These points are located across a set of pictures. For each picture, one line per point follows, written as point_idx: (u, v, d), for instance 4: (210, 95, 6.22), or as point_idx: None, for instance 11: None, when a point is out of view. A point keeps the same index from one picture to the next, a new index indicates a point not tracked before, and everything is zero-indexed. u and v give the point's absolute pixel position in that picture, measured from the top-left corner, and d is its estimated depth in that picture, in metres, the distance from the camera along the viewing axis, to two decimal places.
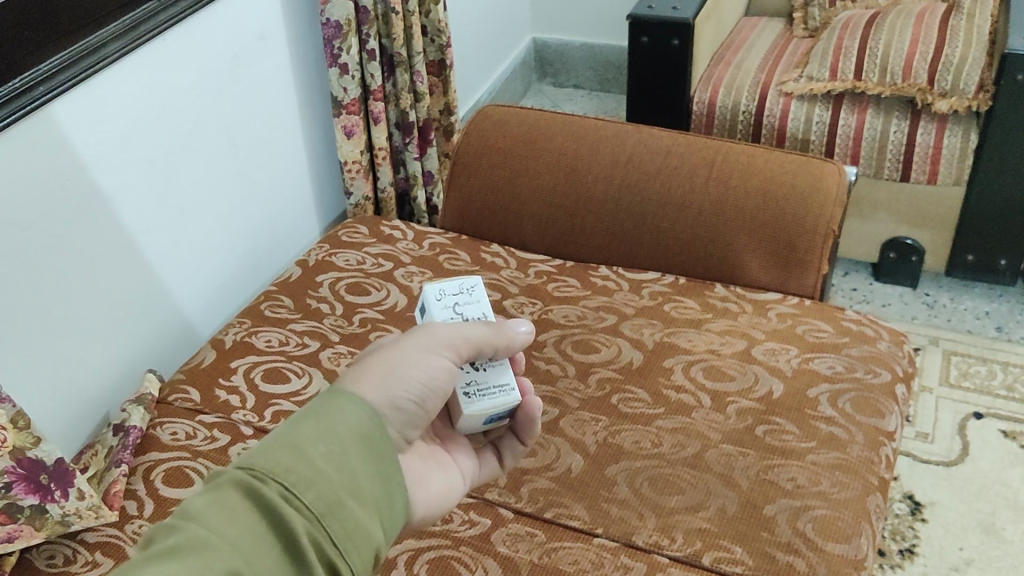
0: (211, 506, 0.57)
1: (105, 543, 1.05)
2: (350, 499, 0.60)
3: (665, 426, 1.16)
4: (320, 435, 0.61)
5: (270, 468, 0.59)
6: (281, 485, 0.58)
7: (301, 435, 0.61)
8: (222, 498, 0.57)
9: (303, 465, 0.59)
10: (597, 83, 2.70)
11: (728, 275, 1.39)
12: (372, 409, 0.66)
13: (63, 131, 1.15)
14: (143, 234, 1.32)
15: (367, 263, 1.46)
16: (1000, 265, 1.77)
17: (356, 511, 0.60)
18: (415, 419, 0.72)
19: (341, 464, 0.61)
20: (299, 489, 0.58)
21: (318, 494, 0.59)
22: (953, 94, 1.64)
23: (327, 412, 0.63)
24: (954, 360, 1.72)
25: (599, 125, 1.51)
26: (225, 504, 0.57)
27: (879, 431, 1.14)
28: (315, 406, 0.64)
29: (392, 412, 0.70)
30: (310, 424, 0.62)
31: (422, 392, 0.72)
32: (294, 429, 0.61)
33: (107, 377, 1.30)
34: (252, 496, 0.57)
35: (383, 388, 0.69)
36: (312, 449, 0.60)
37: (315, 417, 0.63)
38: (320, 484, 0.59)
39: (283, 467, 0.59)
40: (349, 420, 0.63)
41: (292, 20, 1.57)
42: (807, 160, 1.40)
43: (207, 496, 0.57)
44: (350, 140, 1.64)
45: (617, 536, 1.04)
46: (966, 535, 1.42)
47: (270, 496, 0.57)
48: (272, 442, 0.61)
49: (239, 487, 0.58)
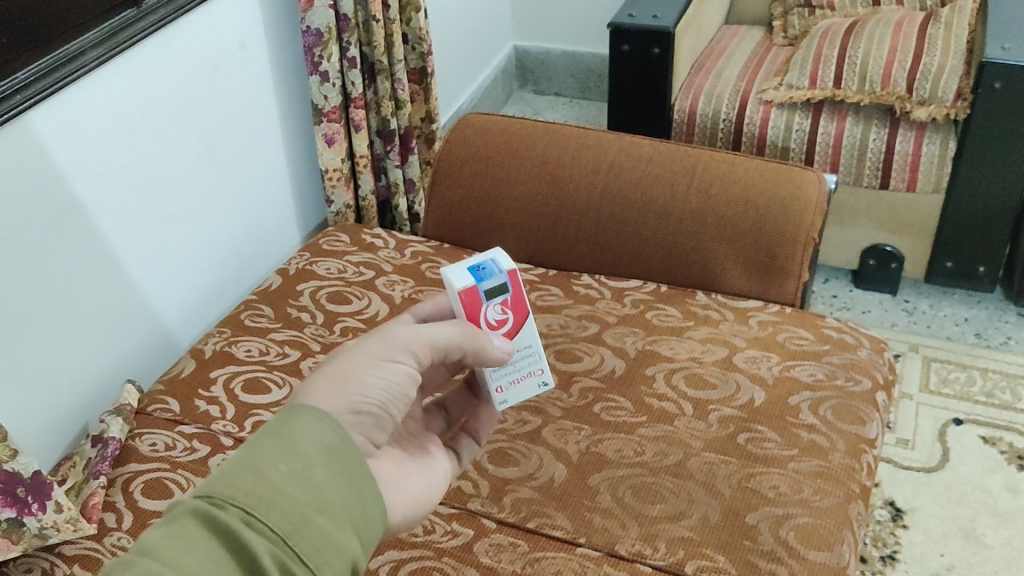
0: (170, 539, 0.56)
1: (83, 556, 1.04)
2: (316, 514, 0.59)
3: (647, 434, 1.16)
4: (280, 454, 0.61)
5: (230, 493, 0.58)
6: (240, 509, 0.57)
7: (261, 457, 0.60)
8: (181, 531, 0.56)
9: (264, 487, 0.59)
10: (578, 91, 2.71)
11: (708, 284, 1.40)
12: (334, 424, 0.65)
13: (42, 139, 1.14)
14: (122, 244, 1.31)
15: (348, 272, 1.45)
16: (978, 271, 1.80)
17: (323, 525, 0.59)
18: (381, 423, 0.71)
19: (305, 480, 0.60)
20: (260, 511, 0.57)
21: (282, 513, 0.58)
22: (932, 102, 1.66)
23: (288, 431, 0.63)
24: (933, 367, 1.73)
25: (580, 134, 1.51)
26: (185, 536, 0.56)
27: (860, 439, 1.15)
28: (278, 424, 0.64)
29: (354, 419, 0.69)
30: (270, 446, 0.61)
31: (383, 398, 0.71)
32: (254, 451, 0.61)
33: (86, 387, 1.29)
34: (210, 524, 0.57)
35: (341, 394, 0.68)
36: (271, 469, 0.60)
37: (273, 436, 0.62)
38: (283, 503, 0.58)
39: (242, 491, 0.58)
40: (311, 437, 0.63)
41: (272, 28, 1.56)
42: (788, 168, 1.40)
43: (166, 529, 0.57)
44: (331, 147, 1.63)
45: (599, 545, 1.03)
46: (947, 541, 1.42)
47: (231, 521, 0.57)
48: (232, 467, 0.60)
49: (197, 516, 0.57)
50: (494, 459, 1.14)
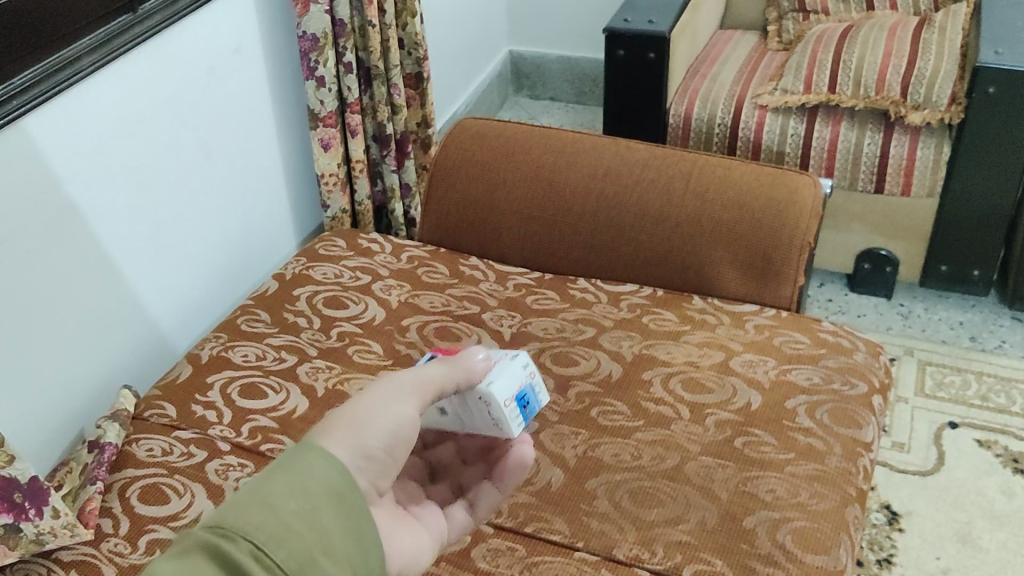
0: (179, 571, 0.56)
1: (80, 562, 1.03)
2: (322, 556, 0.60)
3: (644, 438, 1.16)
4: (290, 491, 0.61)
5: (242, 526, 0.58)
6: (249, 543, 0.58)
7: (272, 491, 0.61)
8: (191, 563, 0.56)
9: (274, 522, 0.59)
10: (574, 95, 2.71)
11: (704, 288, 1.40)
12: (342, 466, 0.66)
13: (39, 145, 1.14)
14: (118, 249, 1.31)
15: (344, 277, 1.45)
16: (973, 275, 1.81)
17: (327, 566, 0.59)
18: (387, 468, 0.72)
19: (313, 520, 0.60)
20: (269, 546, 0.58)
21: (290, 551, 0.58)
22: (926, 106, 1.66)
23: (299, 467, 0.63)
24: (928, 370, 1.73)
25: (576, 139, 1.52)
26: (195, 569, 0.56)
27: (856, 442, 1.15)
28: (288, 459, 0.64)
29: (363, 463, 0.70)
30: (281, 479, 0.62)
31: (391, 440, 0.72)
32: (266, 484, 0.61)
33: (81, 392, 1.28)
34: (218, 556, 0.57)
35: (350, 440, 0.70)
36: (283, 505, 0.60)
37: (283, 474, 0.62)
38: (291, 542, 0.59)
39: (253, 525, 0.59)
40: (320, 478, 0.63)
41: (268, 34, 1.56)
42: (784, 173, 1.41)
43: (177, 561, 0.56)
44: (327, 152, 1.62)
45: (597, 550, 1.03)
46: (942, 544, 1.43)
47: (237, 555, 0.57)
48: (242, 500, 0.61)
49: (207, 547, 0.57)
50: None
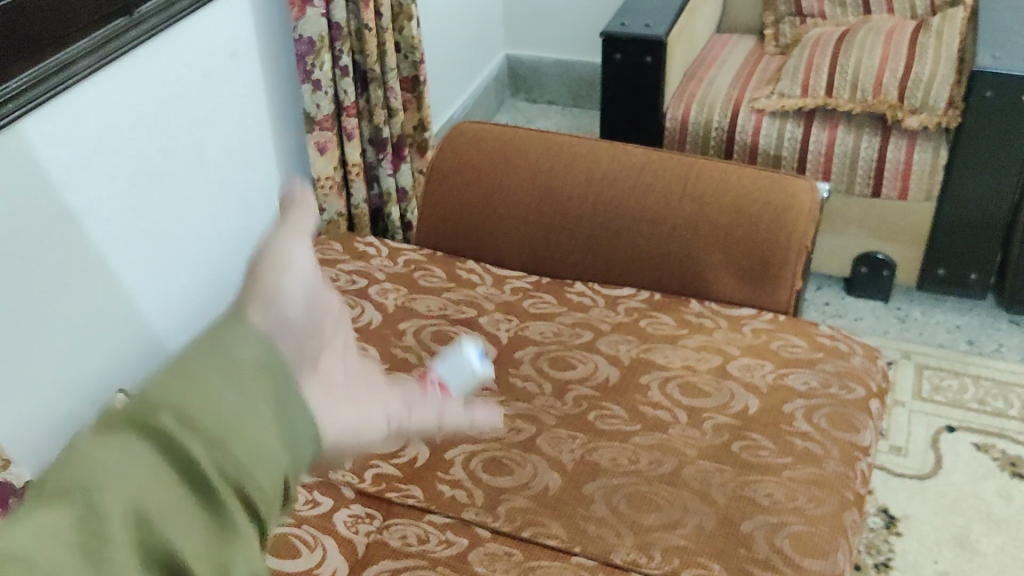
0: (104, 449, 0.54)
1: None
2: (242, 439, 0.58)
3: (641, 442, 1.16)
4: (216, 368, 0.59)
5: (163, 397, 0.57)
6: (173, 418, 0.56)
7: (195, 368, 0.59)
8: (113, 437, 0.55)
9: (198, 396, 0.57)
10: (571, 99, 2.71)
11: (702, 292, 1.40)
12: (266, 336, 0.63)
13: (33, 149, 1.14)
14: (113, 254, 1.30)
15: (341, 280, 1.45)
16: (970, 279, 1.81)
17: (261, 431, 0.59)
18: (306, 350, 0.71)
19: (237, 401, 0.58)
20: (193, 416, 0.56)
21: (213, 413, 0.57)
22: (923, 111, 1.66)
23: (216, 343, 0.61)
24: (926, 374, 1.73)
25: (572, 141, 1.51)
26: (120, 442, 0.55)
27: (854, 446, 1.15)
28: (190, 353, 0.60)
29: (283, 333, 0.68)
30: (197, 362, 0.59)
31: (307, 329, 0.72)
32: (187, 361, 0.59)
33: (76, 396, 1.28)
34: (145, 431, 0.55)
35: (268, 310, 0.69)
36: (208, 379, 0.58)
37: (188, 370, 0.59)
38: (216, 405, 0.58)
39: (177, 398, 0.57)
40: (243, 347, 0.61)
41: (264, 37, 1.56)
42: (782, 176, 1.40)
43: (100, 435, 0.55)
44: (324, 156, 1.62)
45: (595, 554, 1.03)
46: (940, 548, 1.42)
47: (167, 428, 0.55)
48: (164, 373, 0.59)
49: (133, 418, 0.56)
50: (488, 468, 1.14)
